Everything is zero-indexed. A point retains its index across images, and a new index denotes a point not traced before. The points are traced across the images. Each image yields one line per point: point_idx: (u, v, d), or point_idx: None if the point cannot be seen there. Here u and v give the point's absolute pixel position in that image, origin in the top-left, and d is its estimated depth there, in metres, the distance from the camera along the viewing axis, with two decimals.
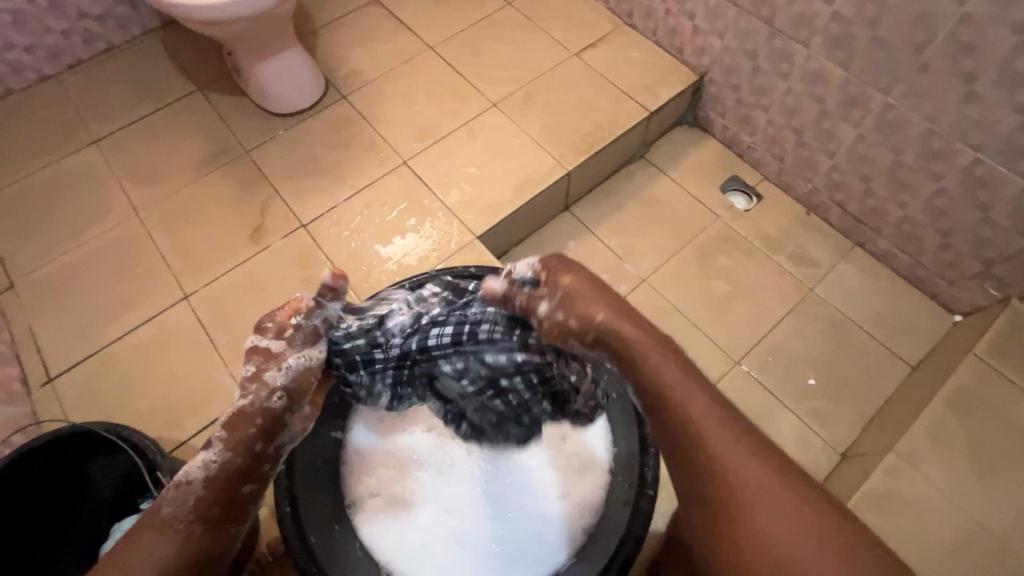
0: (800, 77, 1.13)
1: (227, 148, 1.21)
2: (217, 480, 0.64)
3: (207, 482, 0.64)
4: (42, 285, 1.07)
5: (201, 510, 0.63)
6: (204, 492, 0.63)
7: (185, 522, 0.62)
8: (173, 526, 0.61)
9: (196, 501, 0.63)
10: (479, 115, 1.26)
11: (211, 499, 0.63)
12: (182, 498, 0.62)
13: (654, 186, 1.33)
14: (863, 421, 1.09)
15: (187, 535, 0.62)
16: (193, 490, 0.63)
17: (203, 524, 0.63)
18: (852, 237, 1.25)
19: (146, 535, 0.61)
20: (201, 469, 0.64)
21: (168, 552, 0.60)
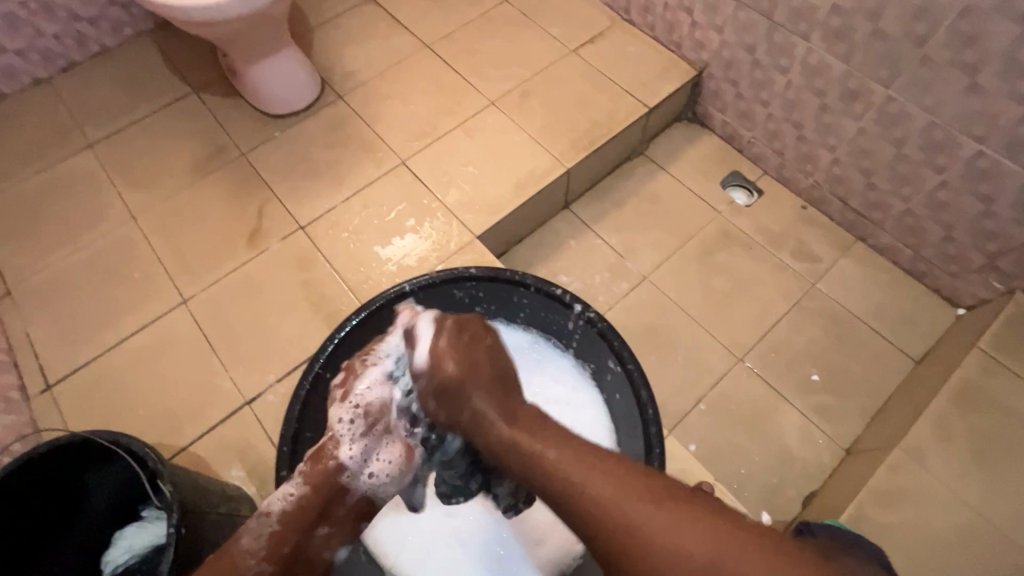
0: (800, 72, 1.12)
1: (223, 150, 1.20)
2: (296, 520, 0.62)
3: (283, 517, 0.61)
4: (39, 291, 1.06)
5: (273, 550, 0.60)
6: (280, 529, 0.61)
7: (258, 559, 0.60)
8: (247, 565, 0.59)
9: (271, 539, 0.61)
10: (476, 114, 1.25)
11: (286, 536, 0.61)
12: (257, 532, 0.60)
13: (654, 183, 1.32)
14: (867, 416, 1.09)
15: (256, 572, 0.59)
16: (268, 525, 0.61)
17: (275, 562, 0.60)
18: (855, 231, 1.24)
19: (226, 566, 0.59)
20: (279, 500, 0.62)
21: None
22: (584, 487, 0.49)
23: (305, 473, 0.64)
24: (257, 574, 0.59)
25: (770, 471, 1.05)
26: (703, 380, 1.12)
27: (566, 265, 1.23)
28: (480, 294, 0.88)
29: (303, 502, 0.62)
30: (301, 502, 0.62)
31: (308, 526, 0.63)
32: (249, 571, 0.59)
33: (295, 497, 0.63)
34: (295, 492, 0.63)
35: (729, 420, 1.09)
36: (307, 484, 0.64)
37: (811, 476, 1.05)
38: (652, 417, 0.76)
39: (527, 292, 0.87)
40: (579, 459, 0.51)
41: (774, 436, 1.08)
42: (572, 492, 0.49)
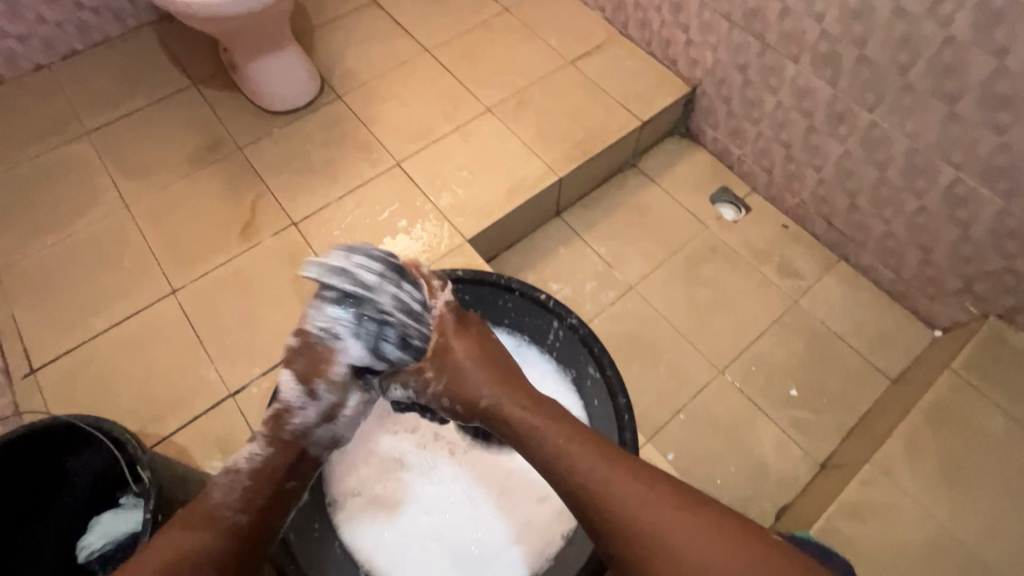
0: (789, 93, 1.15)
1: (220, 144, 1.21)
2: (261, 472, 0.65)
3: (253, 473, 0.65)
4: (27, 275, 1.07)
5: (249, 498, 0.63)
6: (252, 481, 0.64)
7: (233, 509, 0.61)
8: (224, 515, 0.60)
9: (243, 490, 0.63)
10: (472, 120, 1.27)
11: (257, 488, 0.64)
12: (227, 488, 0.63)
13: (644, 194, 1.34)
14: (843, 432, 1.11)
15: (232, 522, 0.60)
16: (241, 478, 0.64)
17: (250, 513, 0.62)
18: (838, 250, 1.27)
19: (195, 519, 0.60)
20: (246, 459, 0.66)
21: (217, 540, 0.59)
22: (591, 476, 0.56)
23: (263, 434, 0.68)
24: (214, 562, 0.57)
25: (747, 482, 1.07)
26: (684, 391, 1.14)
27: (555, 272, 1.25)
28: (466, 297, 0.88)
29: (268, 460, 0.66)
30: (265, 461, 0.66)
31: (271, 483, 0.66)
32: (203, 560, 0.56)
33: (261, 454, 0.66)
34: (261, 450, 0.67)
35: (708, 430, 1.11)
36: (268, 446, 0.67)
37: (786, 487, 1.06)
38: (628, 422, 0.77)
39: (511, 295, 0.88)
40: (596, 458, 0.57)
41: (751, 448, 1.10)
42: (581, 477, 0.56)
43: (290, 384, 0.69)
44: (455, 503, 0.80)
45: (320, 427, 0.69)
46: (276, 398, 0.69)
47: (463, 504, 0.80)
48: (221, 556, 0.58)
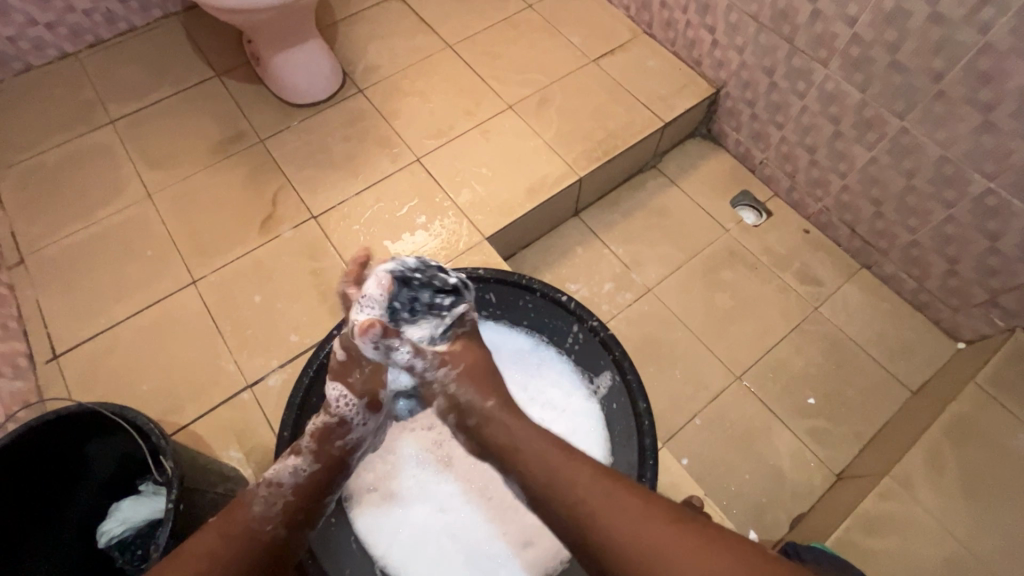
0: (817, 97, 1.13)
1: (242, 136, 1.22)
2: (306, 488, 0.67)
3: (296, 489, 0.66)
4: (52, 261, 1.08)
5: (288, 515, 0.65)
6: (295, 496, 0.66)
7: (274, 524, 0.63)
8: (262, 530, 0.62)
9: (284, 507, 0.65)
10: (493, 117, 1.26)
11: (299, 505, 0.66)
12: (270, 503, 0.64)
13: (664, 196, 1.33)
14: (861, 442, 1.10)
15: (270, 537, 0.63)
16: (285, 494, 0.65)
17: (289, 527, 0.65)
18: (860, 258, 1.26)
19: (235, 533, 0.61)
20: (291, 474, 0.66)
21: (259, 553, 0.62)
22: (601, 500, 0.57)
23: (311, 453, 0.68)
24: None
25: (761, 490, 1.06)
26: (700, 396, 1.13)
27: (572, 272, 1.24)
28: (488, 297, 0.88)
29: (313, 475, 0.68)
30: (310, 476, 0.68)
31: (309, 497, 0.67)
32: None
33: (307, 471, 0.67)
34: (304, 463, 0.68)
35: (723, 437, 1.10)
36: (315, 462, 0.68)
37: (800, 497, 1.06)
38: (648, 429, 0.75)
39: (532, 295, 0.87)
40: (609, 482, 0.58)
41: (766, 456, 1.09)
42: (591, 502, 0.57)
43: (334, 396, 0.71)
44: (469, 501, 0.80)
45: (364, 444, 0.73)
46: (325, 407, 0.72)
47: (478, 502, 0.80)
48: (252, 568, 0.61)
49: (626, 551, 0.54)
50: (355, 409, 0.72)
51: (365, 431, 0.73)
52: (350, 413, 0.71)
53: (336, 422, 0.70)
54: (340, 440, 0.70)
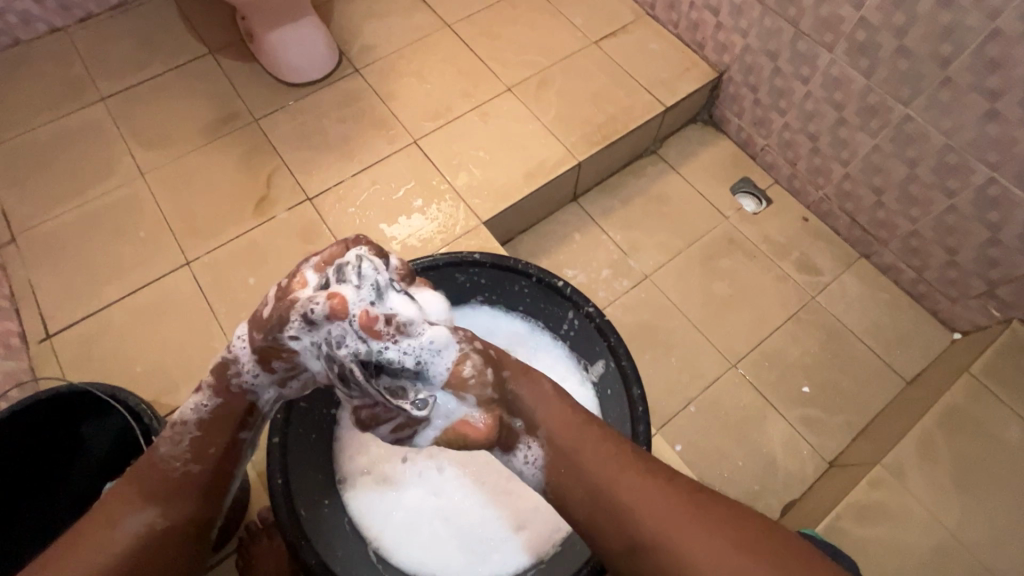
0: (821, 83, 1.11)
1: (236, 115, 1.20)
2: (212, 425, 0.65)
3: (201, 426, 0.65)
4: (44, 240, 1.07)
5: (197, 451, 0.64)
6: (201, 434, 0.64)
7: (183, 462, 0.63)
8: (171, 468, 0.63)
9: (192, 443, 0.64)
10: (492, 99, 1.24)
11: (208, 441, 0.65)
12: (174, 441, 0.64)
13: (664, 182, 1.32)
14: (854, 431, 1.10)
15: (183, 474, 0.63)
16: (187, 432, 0.64)
17: (203, 464, 0.64)
18: (859, 248, 1.25)
19: (146, 473, 0.62)
20: (193, 412, 0.65)
21: (176, 491, 0.63)
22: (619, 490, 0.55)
23: (209, 391, 0.65)
24: (152, 534, 0.60)
25: (753, 476, 1.07)
26: (695, 384, 1.13)
27: (569, 258, 1.23)
28: (483, 281, 0.87)
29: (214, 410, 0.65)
30: (213, 412, 0.65)
31: (219, 431, 0.65)
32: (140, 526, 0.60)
33: (208, 409, 0.65)
34: (206, 399, 0.65)
35: (717, 424, 1.10)
36: (215, 398, 0.65)
37: (792, 484, 1.06)
38: (642, 415, 0.73)
39: (527, 280, 0.85)
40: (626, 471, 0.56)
41: (760, 443, 1.09)
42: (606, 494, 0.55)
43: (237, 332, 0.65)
44: (462, 484, 0.81)
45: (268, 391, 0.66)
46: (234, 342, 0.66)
47: (471, 486, 0.81)
48: (170, 508, 0.62)
49: (646, 528, 0.53)
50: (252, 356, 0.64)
51: (257, 375, 0.65)
52: (241, 354, 0.64)
53: (231, 359, 0.64)
54: (235, 380, 0.64)
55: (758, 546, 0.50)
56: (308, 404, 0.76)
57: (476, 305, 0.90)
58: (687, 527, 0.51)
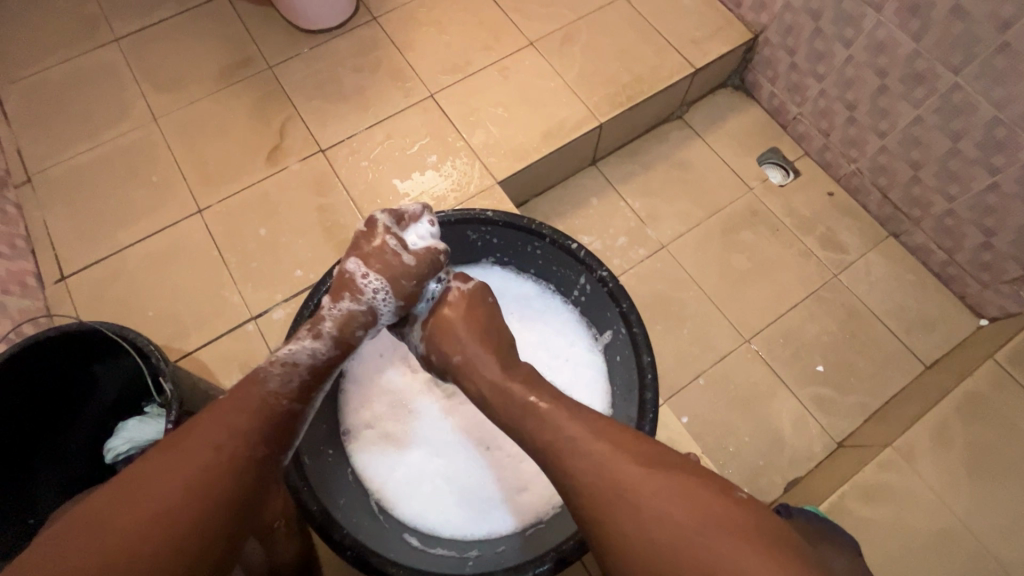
0: (865, 46, 1.04)
1: (250, 61, 1.17)
2: (319, 368, 0.68)
3: (311, 369, 0.66)
4: (57, 181, 1.06)
5: (302, 392, 0.65)
6: (311, 375, 0.66)
7: (290, 399, 0.63)
8: (280, 403, 0.62)
9: (299, 383, 0.65)
10: (513, 54, 1.19)
11: (313, 383, 0.66)
12: (285, 378, 0.64)
13: (688, 149, 1.27)
14: (867, 413, 1.08)
15: (286, 410, 0.63)
16: (302, 372, 0.65)
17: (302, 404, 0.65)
18: (889, 226, 1.20)
19: (251, 403, 0.60)
20: (307, 355, 0.67)
21: (276, 422, 0.61)
22: (598, 463, 0.55)
23: (320, 335, 0.68)
24: (258, 462, 0.57)
25: (759, 452, 1.06)
26: (706, 356, 1.11)
27: (585, 223, 1.20)
28: (495, 240, 0.84)
29: (329, 359, 0.69)
30: (326, 360, 0.69)
31: (323, 379, 0.68)
32: (246, 455, 0.57)
33: (318, 352, 0.68)
34: (323, 347, 0.68)
35: (726, 398, 1.09)
36: (327, 344, 0.69)
37: (799, 462, 1.05)
38: (650, 383, 0.71)
39: (541, 241, 0.81)
40: (605, 445, 0.56)
41: (768, 419, 1.08)
42: (586, 468, 0.55)
43: (370, 285, 0.71)
44: (466, 445, 0.81)
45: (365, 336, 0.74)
46: (352, 291, 0.71)
47: (473, 446, 0.81)
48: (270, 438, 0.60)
49: (628, 499, 0.52)
50: (379, 301, 0.72)
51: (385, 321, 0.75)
52: (380, 306, 0.72)
53: (364, 311, 0.71)
54: (356, 328, 0.71)
55: (733, 517, 0.50)
56: None
57: (487, 265, 0.88)
58: (666, 498, 0.52)
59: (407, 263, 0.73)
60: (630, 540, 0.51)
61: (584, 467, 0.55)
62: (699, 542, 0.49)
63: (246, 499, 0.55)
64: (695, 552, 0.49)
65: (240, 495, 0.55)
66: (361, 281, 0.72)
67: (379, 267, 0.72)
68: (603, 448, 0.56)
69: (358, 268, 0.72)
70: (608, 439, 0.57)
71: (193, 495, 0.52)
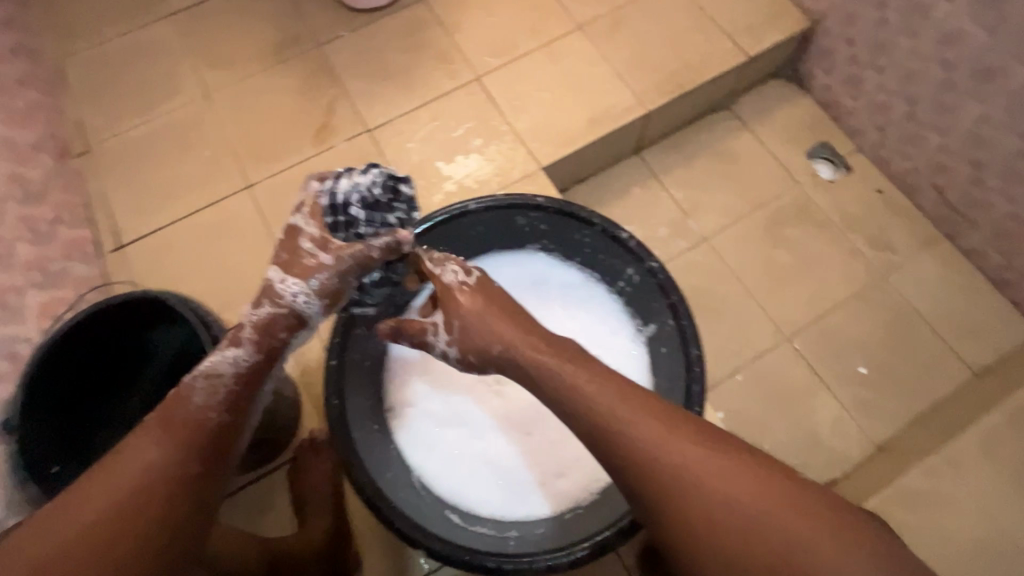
0: (933, 38, 1.00)
1: (299, 39, 1.17)
2: (245, 375, 0.66)
3: (236, 377, 0.65)
4: (114, 153, 1.10)
5: (230, 401, 0.64)
6: (236, 383, 0.65)
7: (218, 410, 0.63)
8: (207, 416, 0.62)
9: (226, 393, 0.64)
10: (560, 37, 1.17)
11: (241, 392, 0.65)
12: (211, 389, 0.63)
13: (734, 140, 1.24)
14: (909, 418, 1.05)
15: (216, 421, 0.62)
16: (225, 382, 0.64)
17: (234, 413, 0.64)
18: (943, 228, 1.16)
19: (179, 420, 0.60)
20: (229, 364, 0.65)
21: (206, 435, 0.61)
22: (632, 429, 0.59)
23: (242, 344, 0.66)
24: (190, 478, 0.59)
25: (794, 450, 1.05)
26: (744, 352, 1.10)
27: (626, 212, 1.19)
28: (544, 227, 0.84)
29: (255, 365, 0.67)
30: (251, 367, 0.67)
31: (253, 385, 0.67)
32: (174, 473, 0.58)
33: (244, 360, 0.66)
34: (245, 355, 0.66)
35: (763, 395, 1.08)
36: (251, 351, 0.66)
37: (835, 463, 1.04)
38: (698, 375, 0.73)
39: (591, 231, 0.83)
40: (636, 410, 0.61)
41: (805, 418, 1.06)
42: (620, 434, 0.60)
43: (289, 289, 0.68)
44: (505, 429, 0.82)
45: (298, 336, 0.71)
46: (272, 297, 0.69)
47: (513, 430, 0.82)
48: (201, 450, 0.61)
49: (658, 461, 0.58)
50: (300, 302, 0.69)
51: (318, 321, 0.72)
52: (304, 308, 0.69)
53: (286, 315, 0.69)
54: (280, 334, 0.69)
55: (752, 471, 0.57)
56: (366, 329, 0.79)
57: (531, 251, 0.87)
58: (694, 459, 0.57)
59: (326, 263, 0.68)
60: (663, 497, 0.57)
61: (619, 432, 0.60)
62: (724, 493, 0.56)
63: (175, 510, 0.57)
64: (721, 502, 0.55)
65: (167, 510, 0.56)
66: (279, 287, 0.69)
67: (298, 270, 0.69)
68: (635, 413, 0.60)
69: (275, 275, 0.69)
70: (648, 409, 0.61)
71: (113, 518, 0.54)
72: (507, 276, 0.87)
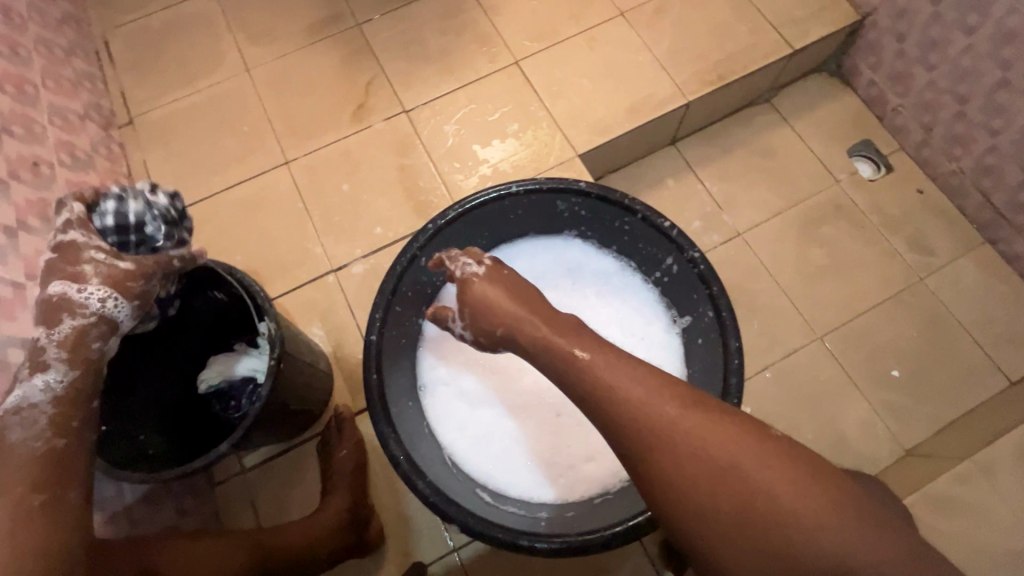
0: (989, 35, 0.97)
1: (339, 18, 1.18)
2: (68, 397, 0.58)
3: (56, 401, 0.57)
4: (156, 125, 1.11)
5: (62, 423, 0.57)
6: (58, 409, 0.57)
7: (46, 437, 0.56)
8: (32, 447, 0.55)
9: (48, 420, 0.56)
10: (601, 24, 1.16)
11: (68, 413, 0.58)
12: (26, 422, 0.55)
13: (773, 135, 1.22)
14: (940, 423, 1.04)
15: (51, 448, 0.56)
16: (40, 412, 0.56)
17: (67, 434, 0.57)
18: (986, 232, 1.13)
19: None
20: (39, 391, 0.57)
21: (44, 464, 0.55)
22: (666, 421, 0.49)
23: (52, 364, 0.58)
24: (36, 511, 0.53)
25: (820, 451, 1.04)
26: (774, 349, 1.09)
27: (659, 203, 1.18)
28: (583, 212, 0.83)
29: (74, 382, 0.59)
30: (69, 387, 0.59)
31: (84, 403, 0.59)
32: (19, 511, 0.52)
33: (59, 381, 0.58)
34: (58, 377, 0.58)
35: (791, 394, 1.07)
36: (65, 370, 0.58)
37: (862, 465, 1.03)
38: (736, 367, 0.69)
39: (630, 216, 0.79)
40: (672, 402, 0.50)
41: (833, 419, 1.05)
42: (652, 431, 0.49)
43: (88, 296, 0.58)
44: (535, 411, 0.83)
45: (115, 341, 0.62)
46: (68, 309, 0.58)
47: (542, 414, 0.83)
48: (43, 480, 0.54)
49: (701, 461, 0.47)
50: (106, 305, 0.60)
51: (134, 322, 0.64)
52: (113, 312, 0.60)
53: (94, 324, 0.60)
54: (92, 344, 0.60)
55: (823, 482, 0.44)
56: (401, 309, 0.77)
57: (569, 238, 0.89)
58: (749, 463, 0.46)
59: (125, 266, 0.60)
60: (704, 509, 0.46)
61: (651, 425, 0.49)
62: (786, 510, 0.43)
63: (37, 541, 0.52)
64: (783, 525, 0.43)
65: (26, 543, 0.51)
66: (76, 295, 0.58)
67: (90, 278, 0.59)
68: (669, 404, 0.50)
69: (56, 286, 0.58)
70: (683, 401, 0.50)
71: None
72: (544, 262, 0.89)
